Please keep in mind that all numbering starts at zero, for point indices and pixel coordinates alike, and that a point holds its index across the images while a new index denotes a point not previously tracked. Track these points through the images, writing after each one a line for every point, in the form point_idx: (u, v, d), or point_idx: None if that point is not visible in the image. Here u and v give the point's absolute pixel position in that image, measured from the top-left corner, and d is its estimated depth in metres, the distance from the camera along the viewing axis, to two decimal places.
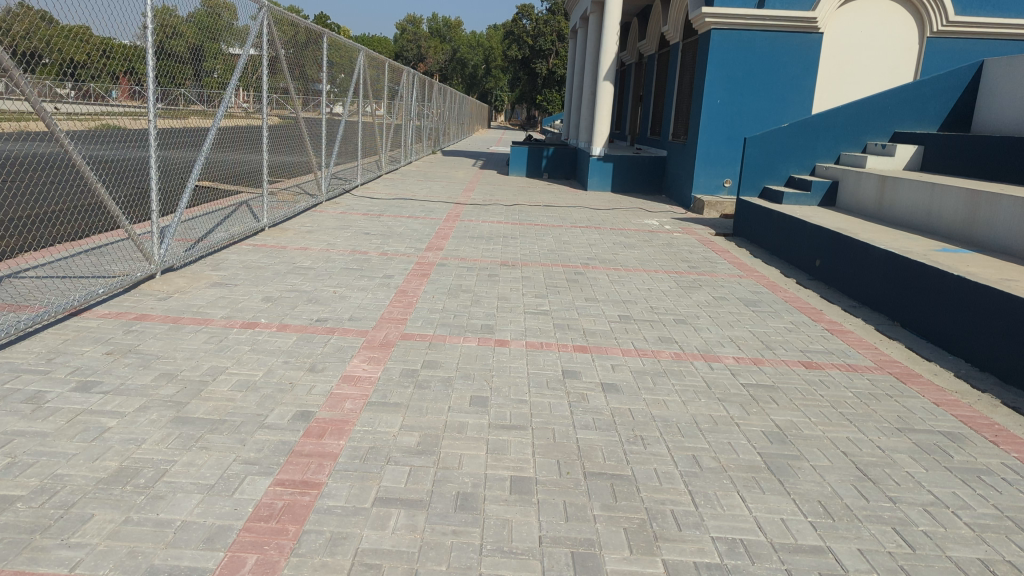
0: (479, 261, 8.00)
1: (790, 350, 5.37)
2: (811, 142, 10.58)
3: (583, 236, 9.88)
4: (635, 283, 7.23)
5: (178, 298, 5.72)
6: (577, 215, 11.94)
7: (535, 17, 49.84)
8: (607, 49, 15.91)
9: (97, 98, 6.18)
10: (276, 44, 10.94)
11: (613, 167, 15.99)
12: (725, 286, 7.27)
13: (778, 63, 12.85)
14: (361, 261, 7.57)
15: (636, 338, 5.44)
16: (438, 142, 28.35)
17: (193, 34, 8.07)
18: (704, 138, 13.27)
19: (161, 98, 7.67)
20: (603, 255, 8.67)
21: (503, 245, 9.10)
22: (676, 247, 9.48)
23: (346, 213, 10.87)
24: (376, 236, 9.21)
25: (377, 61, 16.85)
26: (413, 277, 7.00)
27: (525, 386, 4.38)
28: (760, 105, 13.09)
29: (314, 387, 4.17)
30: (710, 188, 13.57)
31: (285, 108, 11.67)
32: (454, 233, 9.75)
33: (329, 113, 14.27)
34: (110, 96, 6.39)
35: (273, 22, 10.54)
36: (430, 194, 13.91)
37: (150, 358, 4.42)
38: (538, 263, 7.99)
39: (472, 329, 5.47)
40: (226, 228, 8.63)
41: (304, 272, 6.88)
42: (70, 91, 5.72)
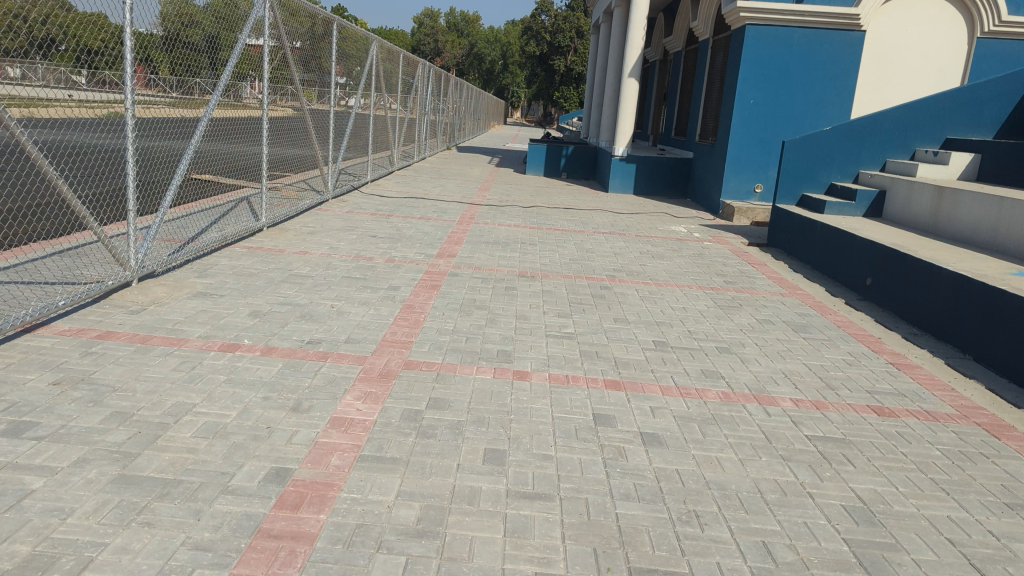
0: (495, 271, 7.29)
1: (855, 392, 4.62)
2: (856, 147, 9.79)
3: (607, 243, 9.14)
4: (668, 301, 6.48)
5: (152, 311, 5.03)
6: (599, 220, 11.20)
7: (555, 13, 49.02)
8: (633, 45, 15.17)
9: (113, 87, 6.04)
10: (285, 29, 10.16)
11: (636, 168, 15.26)
12: (769, 307, 6.52)
13: (817, 61, 12.07)
14: (366, 269, 6.88)
15: (675, 371, 4.71)
16: (454, 138, 27.66)
17: (211, 23, 7.68)
18: (735, 140, 12.51)
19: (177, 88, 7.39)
20: (629, 267, 7.93)
21: (521, 252, 8.38)
22: (709, 259, 8.71)
23: (354, 213, 10.20)
24: (383, 239, 8.52)
25: (392, 52, 16.13)
26: (422, 289, 6.29)
27: (550, 435, 3.65)
28: (796, 107, 12.31)
29: (296, 433, 3.46)
30: (740, 193, 12.82)
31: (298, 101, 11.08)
32: (468, 237, 9.04)
33: (342, 106, 13.63)
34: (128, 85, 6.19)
35: (286, 9, 9.95)
36: (444, 193, 13.22)
37: (104, 390, 3.72)
38: (560, 275, 7.27)
39: (487, 355, 4.75)
40: (220, 229, 7.97)
41: (300, 282, 6.19)
42: (86, 79, 5.55)
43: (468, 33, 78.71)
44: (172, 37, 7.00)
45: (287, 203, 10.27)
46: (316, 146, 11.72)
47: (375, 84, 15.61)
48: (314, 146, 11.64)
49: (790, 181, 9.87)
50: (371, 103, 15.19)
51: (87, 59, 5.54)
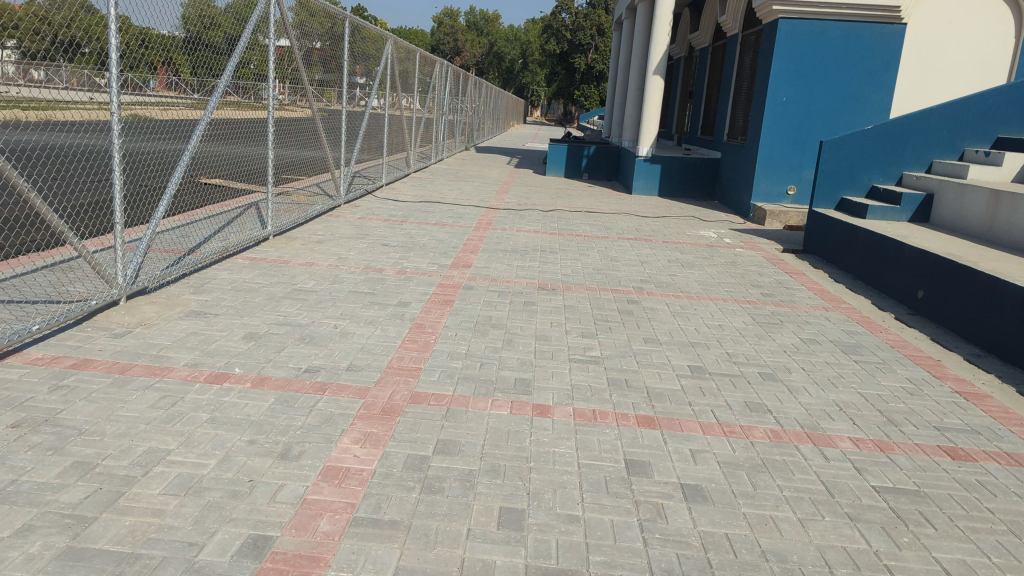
0: (514, 283, 6.82)
1: (922, 429, 4.06)
2: (899, 146, 9.20)
3: (634, 251, 8.62)
4: (702, 317, 5.97)
5: (138, 335, 4.59)
6: (624, 224, 10.67)
7: (575, 11, 48.47)
8: (659, 41, 14.61)
9: (131, 87, 6.14)
10: (301, 27, 9.73)
11: (661, 169, 14.72)
12: (813, 324, 5.97)
13: (855, 57, 11.49)
14: (375, 282, 6.43)
15: (716, 404, 4.19)
16: (473, 138, 27.15)
17: (230, 25, 7.41)
18: (767, 140, 11.97)
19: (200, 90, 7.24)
20: (657, 278, 7.42)
21: (541, 261, 7.89)
22: (743, 269, 8.16)
23: (366, 219, 9.78)
24: (395, 248, 8.08)
25: (408, 49, 15.65)
26: (434, 305, 5.82)
27: (576, 488, 3.15)
28: (831, 105, 11.75)
29: (281, 489, 2.97)
30: (772, 195, 12.27)
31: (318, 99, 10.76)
32: (485, 245, 8.57)
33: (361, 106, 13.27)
34: (148, 86, 6.37)
35: (300, 8, 9.57)
36: (461, 196, 12.77)
37: (69, 433, 3.27)
38: (583, 287, 6.77)
39: (503, 385, 4.26)
40: (223, 239, 7.57)
41: (303, 298, 5.74)
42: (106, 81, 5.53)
43: (488, 32, 78.29)
44: (195, 38, 6.81)
45: (297, 209, 9.87)
46: (326, 150, 11.18)
47: (392, 84, 15.18)
48: (325, 148, 11.26)
49: (829, 184, 9.32)
50: (386, 104, 14.75)
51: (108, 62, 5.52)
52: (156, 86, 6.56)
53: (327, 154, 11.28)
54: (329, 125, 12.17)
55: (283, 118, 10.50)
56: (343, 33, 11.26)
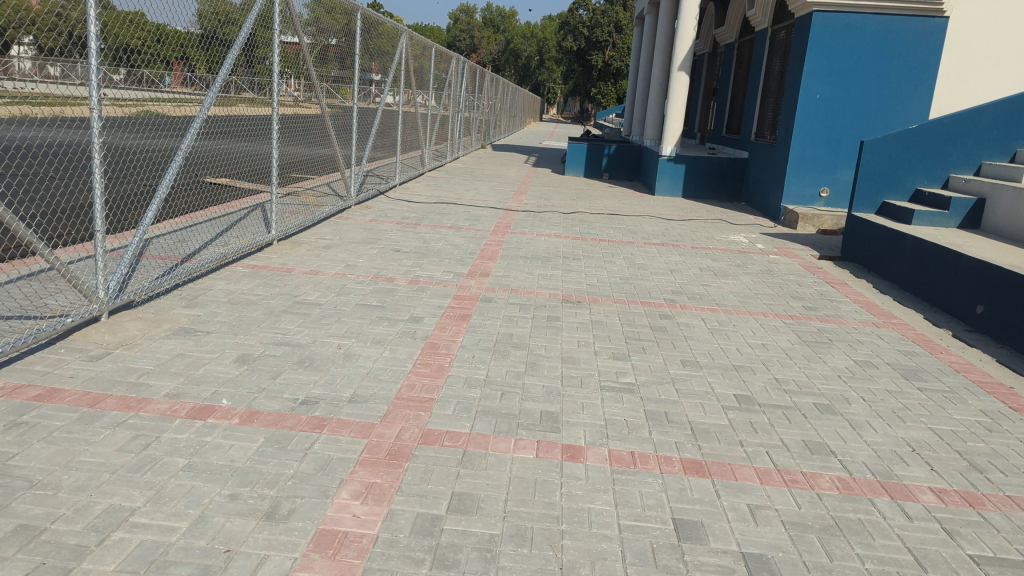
0: (535, 294, 6.31)
1: (1012, 477, 3.49)
2: (946, 147, 8.61)
3: (661, 258, 8.09)
4: (743, 335, 5.42)
5: (118, 359, 4.12)
6: (649, 228, 10.14)
7: (592, 8, 47.90)
8: (684, 36, 14.04)
9: (147, 83, 5.83)
10: (317, 23, 9.34)
11: (686, 169, 14.17)
12: (865, 343, 5.41)
13: (894, 52, 10.91)
14: (385, 293, 5.93)
15: (772, 443, 3.63)
16: (489, 136, 26.67)
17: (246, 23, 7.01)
18: (799, 139, 11.43)
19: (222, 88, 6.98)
20: (689, 288, 6.88)
21: (563, 269, 7.37)
22: (780, 278, 7.61)
23: (377, 222, 9.31)
24: (408, 254, 7.59)
25: (423, 45, 15.13)
26: (449, 321, 5.31)
27: (617, 560, 2.62)
28: (867, 103, 11.18)
29: (262, 563, 2.46)
30: (803, 197, 11.69)
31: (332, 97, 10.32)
32: (503, 250, 8.07)
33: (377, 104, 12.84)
34: (164, 83, 6.03)
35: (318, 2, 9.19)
36: (478, 197, 12.29)
37: (18, 486, 2.79)
38: (610, 300, 6.25)
39: (527, 418, 3.74)
40: (224, 245, 7.13)
41: (305, 313, 5.25)
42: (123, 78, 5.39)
43: (504, 28, 77.74)
44: (210, 35, 6.47)
45: (305, 211, 9.42)
46: (337, 150, 10.67)
47: (407, 81, 14.71)
48: (337, 147, 10.81)
49: (870, 187, 8.74)
50: (400, 101, 14.27)
51: (126, 59, 5.38)
52: (171, 82, 6.20)
53: (337, 155, 10.78)
54: (339, 123, 11.66)
55: (292, 116, 9.99)
56: (355, 32, 10.74)
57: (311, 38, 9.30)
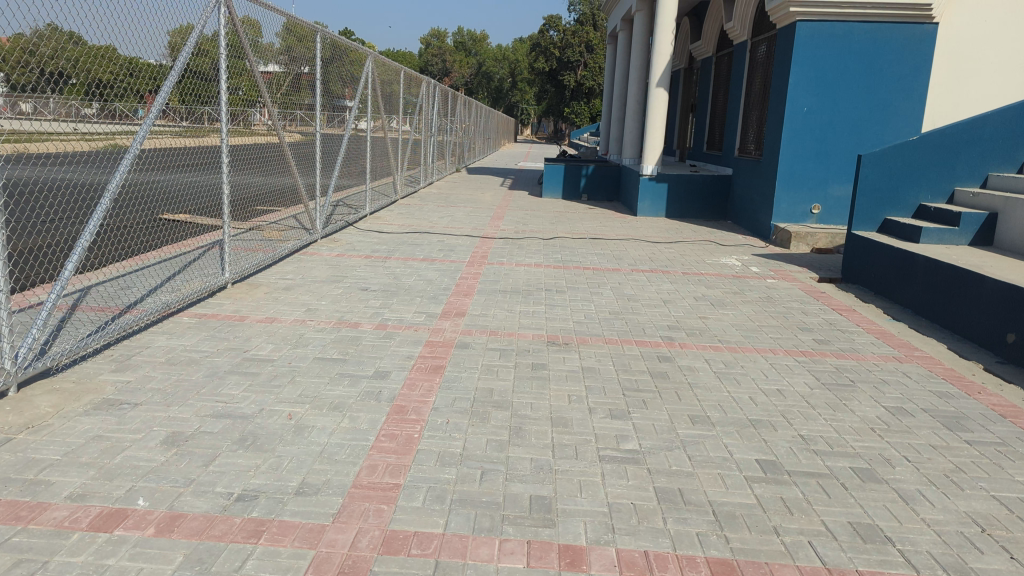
0: (517, 335, 5.67)
1: None
2: (950, 158, 8.11)
3: (652, 287, 7.48)
4: (753, 380, 4.80)
5: (18, 447, 3.41)
6: (636, 253, 9.54)
7: (563, 28, 47.84)
8: (663, 51, 13.54)
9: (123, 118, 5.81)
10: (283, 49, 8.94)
11: (669, 189, 13.63)
12: (891, 384, 4.81)
13: (883, 61, 10.47)
14: (347, 344, 5.25)
15: (814, 530, 2.98)
16: (463, 159, 26.12)
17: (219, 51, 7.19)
18: (788, 155, 10.91)
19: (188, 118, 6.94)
20: (686, 322, 6.26)
21: (547, 304, 6.74)
22: (783, 306, 7.02)
23: (344, 256, 8.65)
24: (377, 293, 6.93)
25: (391, 69, 14.49)
26: (420, 376, 4.64)
27: None
28: (858, 114, 10.71)
29: None
30: (794, 215, 11.15)
31: (301, 127, 9.80)
32: (480, 284, 7.43)
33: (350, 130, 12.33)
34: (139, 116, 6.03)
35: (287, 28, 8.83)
36: (452, 224, 11.67)
37: None
38: (600, 339, 5.62)
39: (514, 507, 3.08)
40: (173, 290, 6.44)
41: (253, 373, 4.56)
42: (95, 111, 5.37)
43: (475, 51, 77.64)
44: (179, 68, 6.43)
45: (267, 248, 8.73)
46: (299, 181, 9.84)
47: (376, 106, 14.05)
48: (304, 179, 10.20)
49: (869, 204, 8.20)
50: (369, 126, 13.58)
51: (99, 92, 5.29)
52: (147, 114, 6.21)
53: (299, 186, 9.95)
54: (302, 151, 10.91)
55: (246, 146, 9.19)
56: (315, 54, 9.93)
57: (272, 68, 8.75)
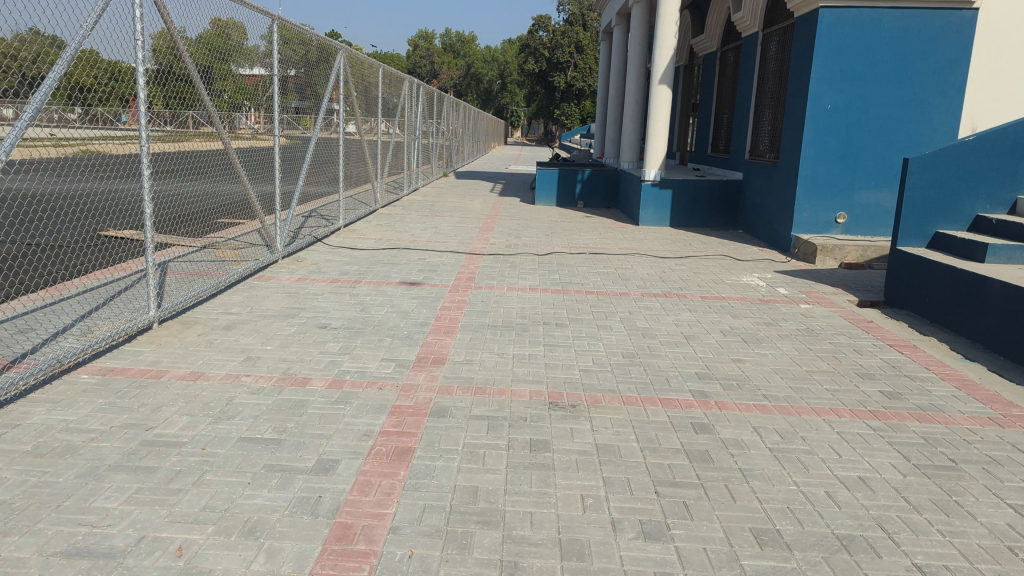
0: (510, 394, 4.46)
1: None
2: (1010, 161, 6.97)
3: (669, 319, 6.30)
4: (825, 464, 3.62)
5: None
6: (644, 272, 8.36)
7: (552, 28, 46.85)
8: (665, 44, 12.33)
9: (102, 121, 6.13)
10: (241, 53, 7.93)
11: (673, 195, 12.48)
12: (1009, 468, 3.62)
13: (916, 52, 9.36)
14: (288, 414, 4.03)
15: None
16: (451, 162, 24.97)
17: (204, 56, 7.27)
18: (809, 157, 9.74)
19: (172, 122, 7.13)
20: (717, 367, 5.08)
21: (545, 344, 5.54)
22: (828, 340, 5.85)
23: (307, 280, 7.46)
24: (338, 331, 5.71)
25: (366, 67, 13.11)
26: (380, 468, 3.43)
27: None
28: (888, 112, 9.56)
29: None
30: (816, 224, 9.97)
31: (264, 136, 8.70)
32: (465, 317, 6.23)
33: (325, 133, 11.22)
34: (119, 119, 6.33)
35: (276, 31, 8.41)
36: (436, 238, 10.50)
37: None
38: (615, 398, 4.43)
39: None
40: (83, 332, 5.22)
41: (148, 468, 3.34)
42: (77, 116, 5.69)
43: (464, 53, 76.50)
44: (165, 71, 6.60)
45: (214, 274, 7.47)
46: (251, 194, 8.04)
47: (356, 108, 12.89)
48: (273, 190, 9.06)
49: (918, 214, 7.05)
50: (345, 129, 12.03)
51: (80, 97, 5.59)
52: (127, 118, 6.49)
53: (251, 202, 8.10)
54: (252, 157, 9.21)
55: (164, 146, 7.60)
56: (269, 55, 8.39)
57: (233, 72, 7.97)
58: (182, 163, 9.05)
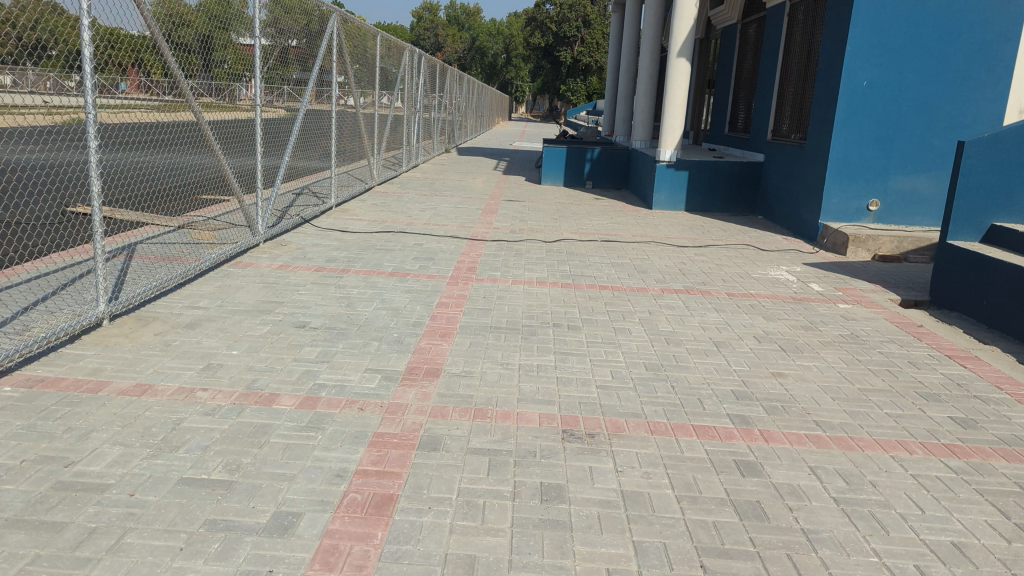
0: (517, 418, 3.75)
1: None
2: None
3: (694, 322, 5.58)
4: (906, 525, 2.90)
5: None
6: (661, 263, 7.63)
7: (558, 1, 45.78)
8: (684, 14, 11.45)
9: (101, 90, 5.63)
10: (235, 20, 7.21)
11: (688, 177, 11.72)
12: None
13: (960, 25, 8.61)
14: (244, 445, 3.32)
15: None
16: (454, 139, 24.13)
17: (201, 22, 6.67)
18: (841, 139, 8.95)
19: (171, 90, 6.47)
20: (756, 385, 4.36)
21: (555, 351, 4.82)
22: (878, 350, 5.13)
23: (290, 268, 6.74)
24: (318, 332, 4.98)
25: (366, 34, 12.26)
26: (351, 524, 2.72)
27: None
28: (928, 90, 8.80)
29: None
30: (847, 212, 9.21)
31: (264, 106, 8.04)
32: (464, 315, 5.52)
33: (321, 106, 10.48)
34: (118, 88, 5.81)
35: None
36: (436, 220, 9.77)
37: None
38: (642, 425, 3.71)
39: None
40: (19, 328, 4.49)
41: (55, 524, 2.63)
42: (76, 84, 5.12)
43: (467, 27, 75.22)
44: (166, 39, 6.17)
45: (188, 259, 6.74)
46: (226, 169, 7.04)
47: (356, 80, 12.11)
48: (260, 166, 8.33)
49: (973, 206, 6.29)
50: (342, 101, 11.22)
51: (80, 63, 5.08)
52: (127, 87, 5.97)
53: (227, 180, 7.16)
54: (233, 130, 8.26)
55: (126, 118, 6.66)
56: (252, 20, 7.36)
57: (230, 40, 7.28)
58: (159, 135, 8.26)
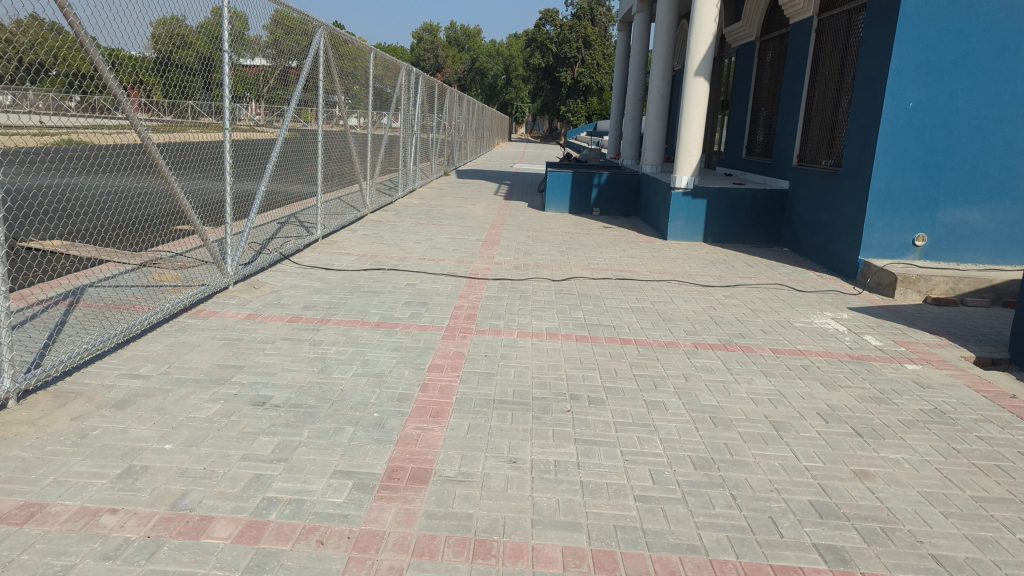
0: (535, 556, 2.76)
1: None
2: None
3: (743, 394, 4.59)
4: None
5: None
6: (689, 309, 6.64)
7: (559, 22, 45.29)
8: (702, 31, 10.48)
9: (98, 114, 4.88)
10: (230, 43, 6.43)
11: (707, 205, 10.76)
12: None
13: (1019, 40, 7.71)
14: None
15: None
16: (453, 161, 23.29)
17: (202, 43, 5.97)
18: (884, 166, 8.00)
19: (169, 111, 5.62)
20: (841, 494, 3.36)
21: (576, 438, 3.82)
22: (975, 435, 4.14)
23: (259, 318, 5.76)
24: (280, 411, 3.99)
25: (364, 52, 11.43)
26: None
27: None
28: (982, 112, 7.87)
29: None
30: (890, 248, 8.25)
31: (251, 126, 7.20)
32: (463, 383, 4.54)
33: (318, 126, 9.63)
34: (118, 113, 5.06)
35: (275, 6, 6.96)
36: (431, 254, 8.80)
37: None
38: (706, 570, 2.72)
39: None
40: None
41: None
42: (74, 107, 4.61)
43: (467, 48, 74.93)
44: (167, 59, 5.53)
45: (141, 306, 5.76)
46: (183, 201, 5.98)
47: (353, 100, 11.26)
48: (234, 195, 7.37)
49: None
50: (339, 121, 10.38)
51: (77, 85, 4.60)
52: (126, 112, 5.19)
53: (187, 214, 6.13)
54: (202, 154, 7.22)
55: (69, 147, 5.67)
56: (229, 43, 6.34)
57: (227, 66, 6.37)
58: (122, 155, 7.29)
